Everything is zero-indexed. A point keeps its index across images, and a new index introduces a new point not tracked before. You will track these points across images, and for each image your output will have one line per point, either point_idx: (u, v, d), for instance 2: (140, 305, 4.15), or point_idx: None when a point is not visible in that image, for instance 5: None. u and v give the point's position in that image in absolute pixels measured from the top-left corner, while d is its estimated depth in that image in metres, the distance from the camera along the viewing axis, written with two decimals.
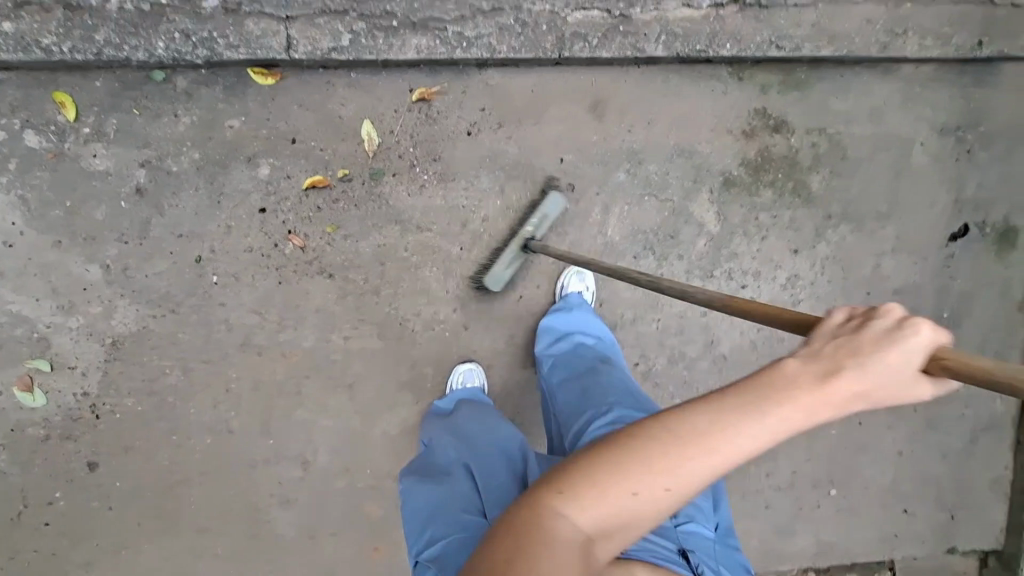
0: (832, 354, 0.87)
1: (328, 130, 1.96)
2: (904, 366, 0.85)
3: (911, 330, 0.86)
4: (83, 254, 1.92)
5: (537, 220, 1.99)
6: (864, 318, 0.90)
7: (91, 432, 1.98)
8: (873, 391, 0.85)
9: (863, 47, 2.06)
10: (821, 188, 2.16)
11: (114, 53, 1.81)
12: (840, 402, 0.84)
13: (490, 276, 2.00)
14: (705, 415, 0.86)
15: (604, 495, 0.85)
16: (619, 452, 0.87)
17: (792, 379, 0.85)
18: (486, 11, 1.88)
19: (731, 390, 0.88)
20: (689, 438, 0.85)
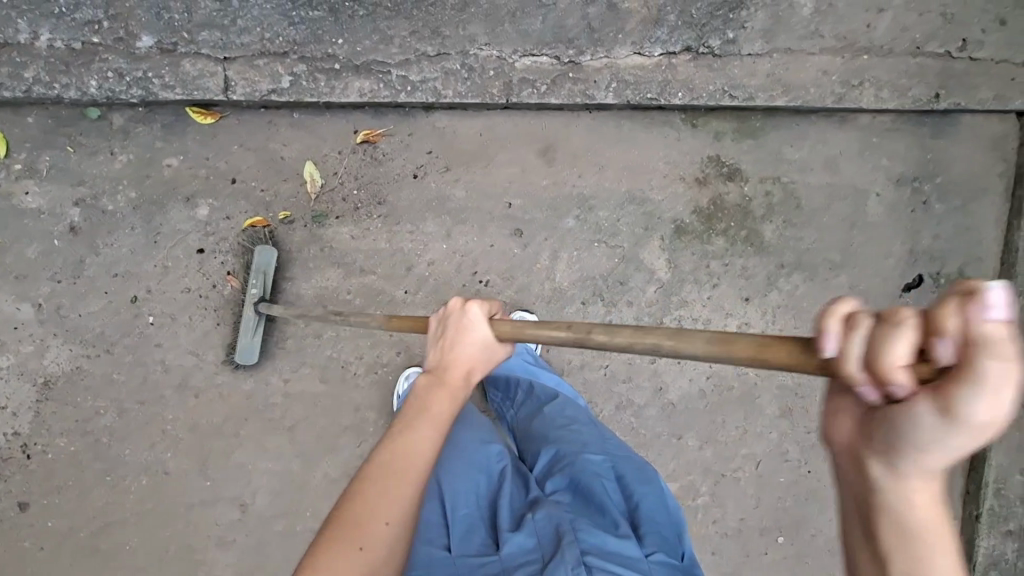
0: (438, 360, 1.34)
1: (268, 170, 1.92)
2: (478, 344, 1.31)
3: (466, 310, 1.31)
4: (15, 292, 1.88)
5: (255, 280, 1.87)
6: (439, 324, 1.37)
7: (21, 471, 1.93)
8: (470, 367, 1.33)
9: (818, 97, 2.03)
10: (775, 237, 2.13)
11: (43, 91, 1.78)
12: (463, 377, 1.32)
13: (239, 350, 1.91)
14: (389, 452, 1.19)
15: (340, 561, 1.04)
16: (338, 524, 1.09)
17: (426, 391, 1.30)
18: (432, 55, 1.86)
19: (393, 431, 1.24)
20: (378, 469, 1.16)
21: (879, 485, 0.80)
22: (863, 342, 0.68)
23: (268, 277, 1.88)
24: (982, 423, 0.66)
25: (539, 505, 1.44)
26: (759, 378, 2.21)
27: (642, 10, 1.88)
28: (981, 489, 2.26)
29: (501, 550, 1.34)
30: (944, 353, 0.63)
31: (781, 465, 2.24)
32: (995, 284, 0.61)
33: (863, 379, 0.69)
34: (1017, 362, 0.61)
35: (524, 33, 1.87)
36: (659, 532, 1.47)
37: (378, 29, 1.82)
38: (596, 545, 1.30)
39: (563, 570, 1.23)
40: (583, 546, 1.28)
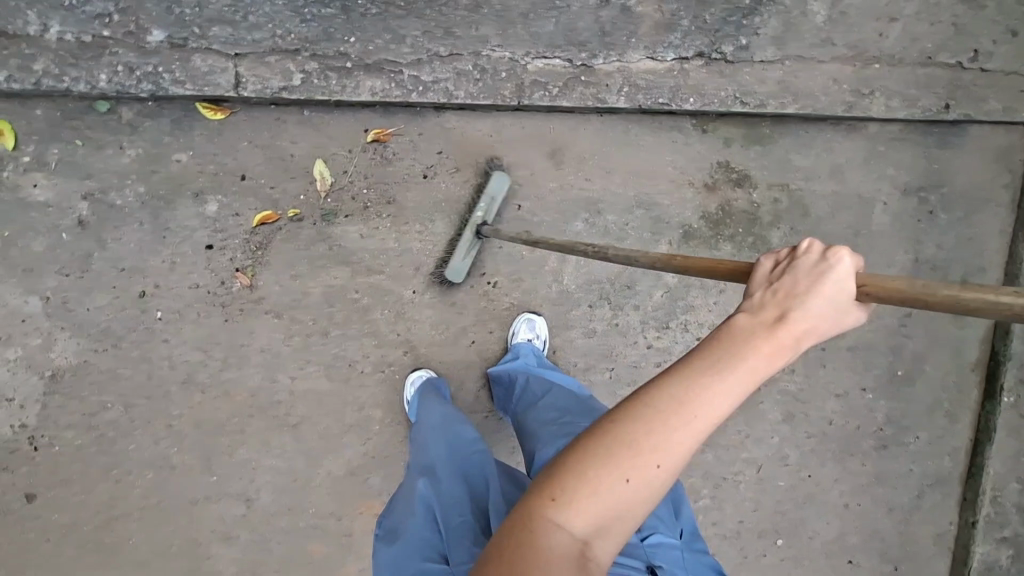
0: (773, 299, 0.93)
1: (277, 168, 1.91)
2: (830, 300, 0.93)
3: (832, 258, 0.94)
4: (21, 286, 1.87)
5: (484, 203, 1.94)
6: (791, 257, 0.97)
7: (27, 464, 1.93)
8: (812, 330, 0.91)
9: (828, 105, 2.03)
10: (782, 244, 2.13)
11: (51, 84, 1.75)
12: (794, 343, 0.90)
13: (451, 267, 1.96)
14: (684, 388, 0.86)
15: (604, 488, 0.84)
16: (607, 444, 0.86)
17: (748, 334, 0.90)
18: (444, 55, 1.85)
19: (693, 360, 0.89)
20: (663, 404, 0.86)
21: None
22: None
23: (496, 202, 1.95)
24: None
25: None
26: (762, 384, 2.22)
27: (655, 14, 1.88)
28: (978, 496, 2.29)
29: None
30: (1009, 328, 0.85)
31: (781, 469, 2.26)
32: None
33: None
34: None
35: (536, 35, 1.86)
36: (655, 513, 1.47)
37: (389, 28, 1.81)
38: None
39: None
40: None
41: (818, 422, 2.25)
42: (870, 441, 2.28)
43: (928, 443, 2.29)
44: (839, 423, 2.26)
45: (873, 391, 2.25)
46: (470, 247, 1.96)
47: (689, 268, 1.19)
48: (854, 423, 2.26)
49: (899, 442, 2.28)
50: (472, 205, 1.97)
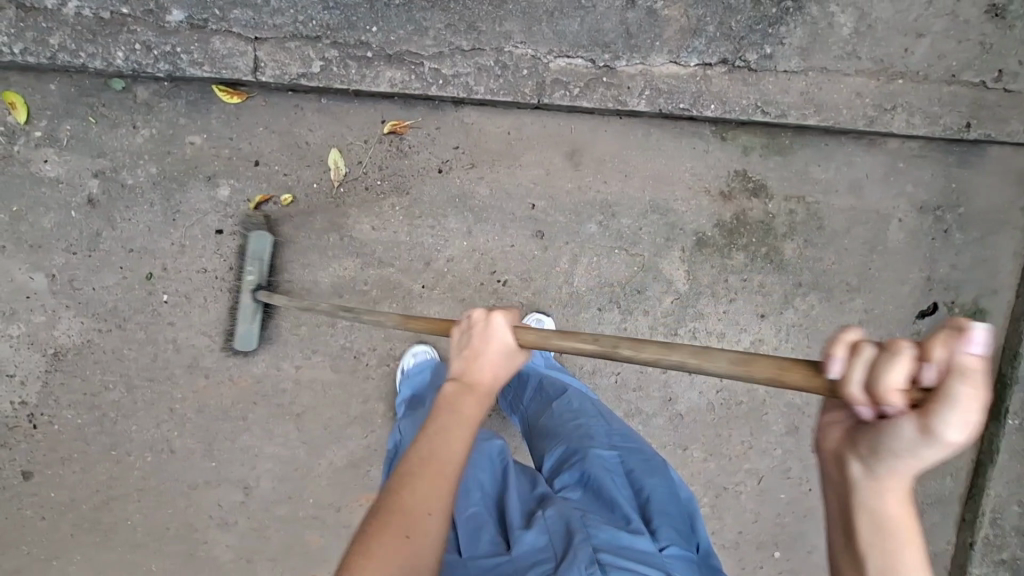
0: (463, 363, 1.24)
1: (292, 155, 1.90)
2: (504, 350, 1.24)
3: (490, 320, 1.24)
4: (28, 261, 1.85)
5: (251, 267, 1.86)
6: (466, 327, 1.27)
7: (26, 441, 1.91)
8: (497, 374, 1.23)
9: (850, 119, 2.01)
10: (795, 256, 2.12)
11: (68, 59, 1.72)
12: (488, 386, 1.22)
13: (239, 335, 1.90)
14: (421, 454, 1.11)
15: (382, 554, 0.99)
16: (380, 519, 1.03)
17: (453, 396, 1.20)
18: (466, 50, 1.82)
19: (425, 432, 1.15)
20: (412, 468, 1.10)
21: (857, 483, 0.90)
22: (862, 368, 0.80)
23: (264, 263, 1.87)
24: (953, 442, 0.76)
25: (548, 503, 1.47)
26: (768, 395, 2.22)
27: (681, 18, 1.87)
28: (978, 517, 2.28)
29: (513, 550, 1.35)
30: (930, 377, 0.75)
31: (782, 481, 2.25)
32: (978, 326, 0.73)
33: (862, 401, 0.80)
34: (983, 391, 0.73)
35: (560, 34, 1.84)
36: (671, 524, 1.48)
37: (413, 19, 1.79)
38: (608, 541, 1.32)
39: (576, 570, 1.22)
40: (595, 543, 1.29)
41: None
42: None
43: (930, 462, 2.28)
44: None
45: None
46: (252, 311, 1.90)
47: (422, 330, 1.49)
48: None
49: None
50: (240, 270, 1.89)
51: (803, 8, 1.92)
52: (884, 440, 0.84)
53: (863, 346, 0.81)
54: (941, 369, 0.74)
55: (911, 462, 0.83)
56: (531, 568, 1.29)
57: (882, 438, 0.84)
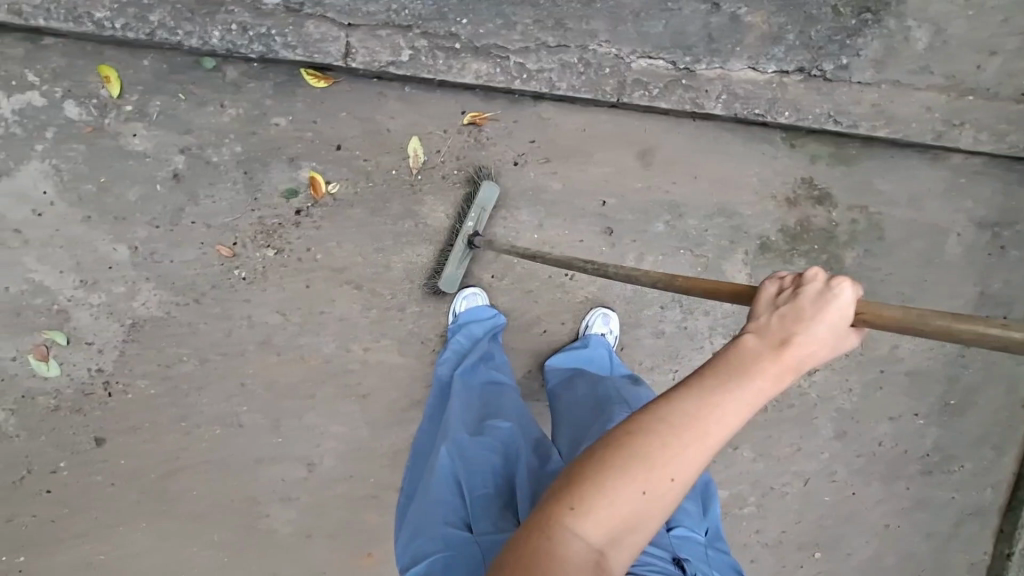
0: (775, 325, 0.97)
1: (373, 141, 1.93)
2: (837, 325, 0.97)
3: (838, 286, 0.97)
4: (112, 233, 1.90)
5: (474, 214, 1.93)
6: (796, 281, 1.01)
7: (100, 408, 1.97)
8: (812, 356, 0.96)
9: (918, 133, 2.04)
10: (854, 265, 2.16)
11: (166, 36, 1.76)
12: (797, 366, 0.95)
13: (444, 277, 1.95)
14: (697, 405, 0.92)
15: (618, 499, 0.88)
16: (621, 456, 0.91)
17: (753, 356, 0.95)
18: (552, 46, 1.85)
19: (704, 379, 0.95)
20: (675, 421, 0.91)
21: None
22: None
23: (486, 213, 1.94)
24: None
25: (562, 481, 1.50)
26: (819, 400, 2.26)
27: (763, 25, 1.90)
28: (1015, 529, 2.32)
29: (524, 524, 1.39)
30: None
31: (826, 484, 2.29)
32: None
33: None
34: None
35: (644, 34, 1.87)
36: (683, 507, 1.52)
37: (502, 14, 1.82)
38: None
39: None
40: None
41: (868, 442, 2.29)
42: (916, 465, 2.31)
43: (972, 474, 2.31)
44: (887, 445, 2.29)
45: (924, 417, 2.28)
46: (463, 256, 1.96)
47: (693, 289, 1.28)
48: (902, 447, 2.29)
49: (944, 469, 2.31)
50: (463, 215, 1.95)
51: (881, 21, 1.94)
52: None
53: None
54: None
55: None
56: None
57: None
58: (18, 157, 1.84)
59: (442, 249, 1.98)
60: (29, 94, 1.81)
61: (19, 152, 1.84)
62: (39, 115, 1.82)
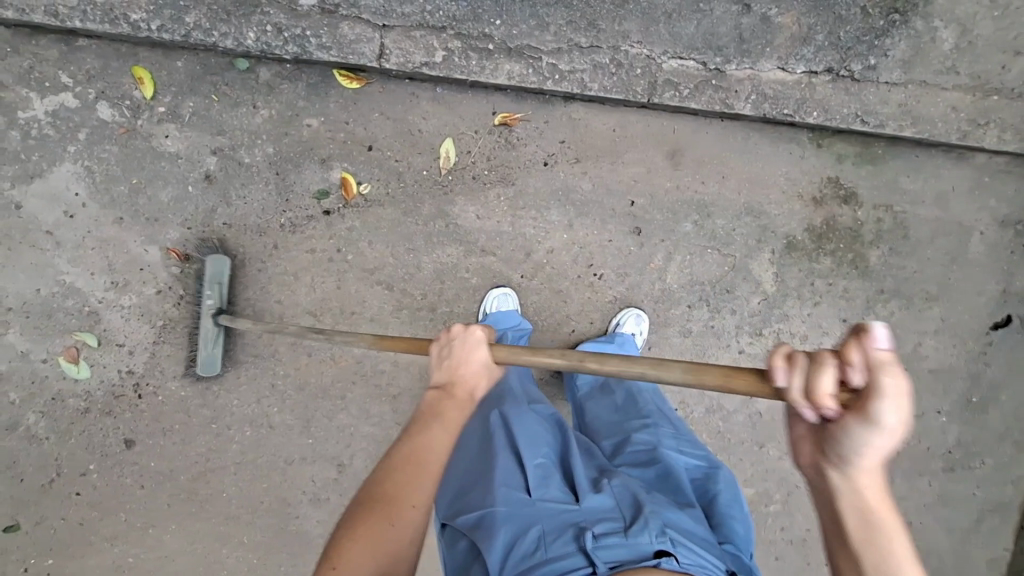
0: (447, 370, 1.28)
1: (405, 142, 1.94)
2: (485, 361, 1.29)
3: (470, 333, 1.29)
4: (144, 234, 1.89)
5: (210, 291, 1.85)
6: (446, 339, 1.31)
7: (130, 410, 1.95)
8: (478, 385, 1.28)
9: (944, 132, 2.07)
10: (879, 263, 2.18)
11: (201, 37, 1.77)
12: (471, 389, 1.26)
13: (200, 361, 1.89)
14: (409, 448, 1.15)
15: (371, 540, 1.02)
16: (365, 507, 1.07)
17: (436, 402, 1.23)
18: (584, 47, 1.87)
19: (411, 430, 1.18)
20: (400, 464, 1.13)
21: (835, 485, 0.98)
22: (798, 377, 0.89)
23: (223, 287, 1.87)
24: (890, 426, 0.87)
25: (613, 475, 1.47)
26: None
27: (793, 26, 1.91)
28: None
29: (581, 504, 1.35)
30: (856, 380, 0.86)
31: None
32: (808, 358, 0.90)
33: (802, 404, 0.89)
34: (902, 385, 0.84)
35: (675, 36, 1.88)
36: (733, 525, 1.48)
37: (535, 14, 1.83)
38: (675, 519, 1.32)
39: (646, 535, 1.21)
40: (664, 519, 1.29)
41: None
42: (939, 462, 2.32)
43: (994, 470, 2.33)
44: (911, 442, 2.30)
45: (948, 414, 2.30)
46: (214, 335, 1.89)
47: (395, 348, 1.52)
48: (926, 444, 2.31)
49: (967, 466, 2.32)
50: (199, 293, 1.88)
51: (909, 21, 1.96)
52: (839, 440, 0.93)
53: (798, 358, 0.90)
54: (864, 373, 0.85)
55: (869, 454, 0.92)
56: (599, 521, 1.28)
57: (836, 439, 0.94)
58: (52, 158, 1.84)
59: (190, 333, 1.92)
60: (64, 96, 1.82)
61: (53, 154, 1.84)
62: (73, 116, 1.83)
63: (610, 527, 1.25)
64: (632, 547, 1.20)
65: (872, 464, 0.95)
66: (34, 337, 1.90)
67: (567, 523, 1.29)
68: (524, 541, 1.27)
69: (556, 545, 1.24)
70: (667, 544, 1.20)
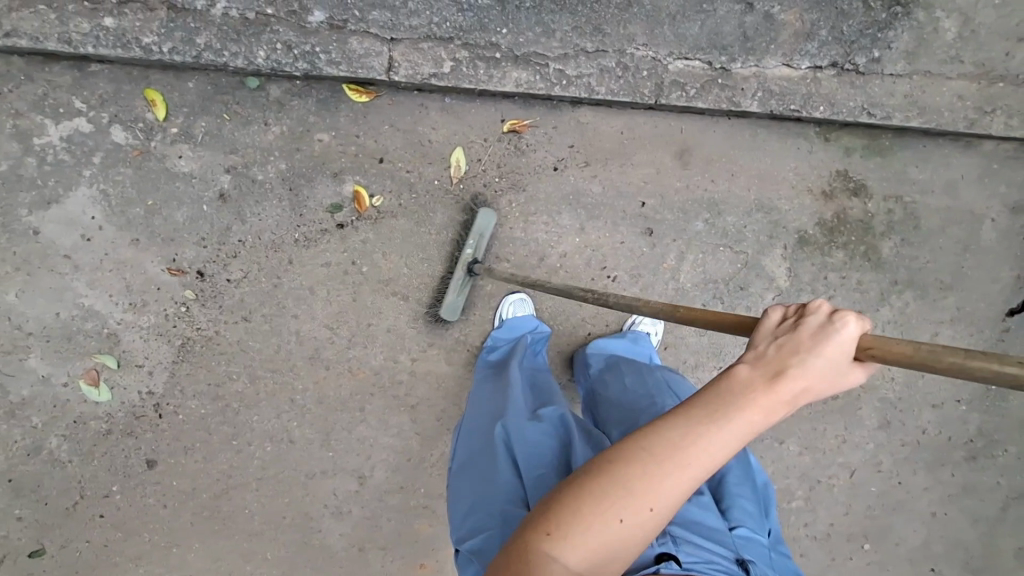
0: (768, 358, 0.98)
1: (416, 153, 1.95)
2: (838, 359, 0.96)
3: (840, 318, 0.97)
4: (160, 254, 1.90)
5: (472, 242, 1.94)
6: (800, 313, 1.01)
7: (152, 430, 1.96)
8: (809, 389, 0.96)
9: (951, 121, 2.07)
10: (892, 254, 2.18)
11: (212, 57, 1.79)
12: (788, 398, 0.94)
13: (445, 305, 1.95)
14: (686, 432, 0.93)
15: (602, 523, 0.89)
16: (603, 479, 0.92)
17: (742, 387, 0.95)
18: (590, 51, 1.88)
19: (697, 407, 0.95)
20: (661, 450, 0.92)
21: None
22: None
23: (484, 240, 1.95)
24: None
25: None
26: (863, 390, 2.26)
27: (797, 23, 1.93)
28: None
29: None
30: None
31: (873, 475, 2.30)
32: None
33: None
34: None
35: (681, 37, 1.90)
36: (742, 506, 1.51)
37: (541, 21, 1.84)
38: (679, 514, 1.34)
39: (648, 540, 1.24)
40: (666, 516, 1.32)
41: (912, 430, 2.29)
42: (961, 452, 2.31)
43: (1017, 458, 2.31)
44: (932, 433, 2.29)
45: (967, 403, 2.29)
46: (463, 283, 1.96)
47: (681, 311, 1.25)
48: (946, 434, 2.29)
49: (988, 455, 2.31)
50: (461, 242, 1.97)
51: (911, 13, 1.97)
52: None
53: None
54: None
55: None
56: None
57: None
58: (68, 183, 1.86)
59: (440, 278, 1.98)
60: (78, 121, 1.84)
61: (68, 178, 1.86)
62: (87, 140, 1.85)
63: None
64: (634, 554, 1.23)
65: None
66: (53, 361, 1.92)
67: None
68: None
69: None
70: (668, 547, 1.23)
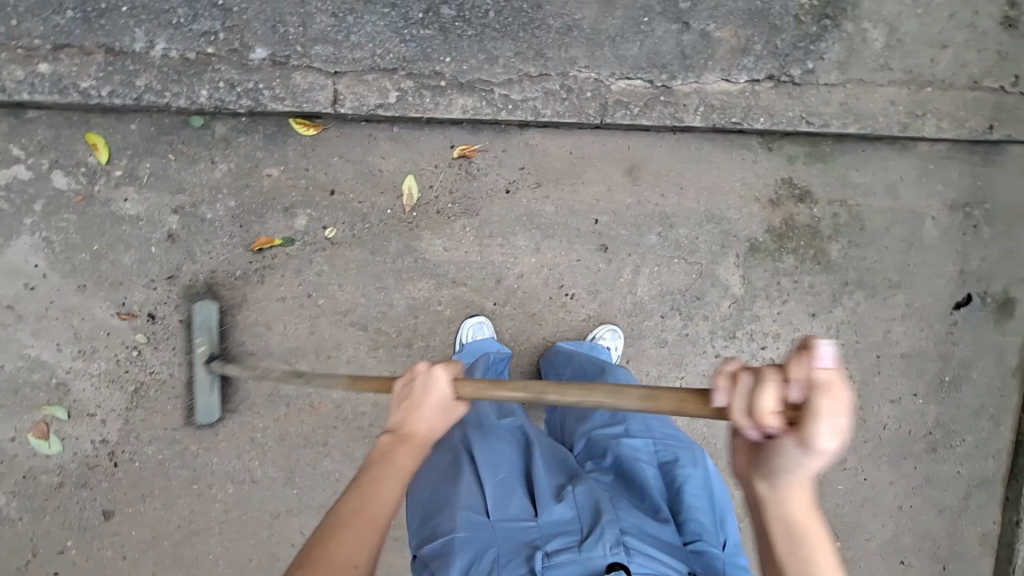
0: (400, 420, 1.19)
1: (367, 183, 1.95)
2: (444, 400, 1.18)
3: (432, 372, 1.18)
4: (108, 299, 1.86)
5: (199, 339, 1.85)
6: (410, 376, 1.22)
7: (107, 480, 1.90)
8: (436, 427, 1.18)
9: (886, 126, 2.15)
10: (840, 257, 2.24)
11: (153, 99, 1.77)
12: (423, 439, 1.17)
13: (198, 409, 1.88)
14: (353, 503, 1.08)
15: None
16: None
17: (387, 450, 1.16)
18: (533, 76, 1.91)
19: (358, 483, 1.12)
20: (341, 523, 1.06)
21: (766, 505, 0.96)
22: (741, 396, 0.85)
23: (213, 333, 1.86)
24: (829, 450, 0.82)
25: (579, 480, 1.45)
26: None
27: (731, 39, 1.99)
28: (1020, 496, 2.39)
29: (539, 517, 1.34)
30: (797, 396, 0.81)
31: (838, 473, 2.34)
32: (824, 342, 0.81)
33: (745, 424, 0.85)
34: (843, 399, 0.79)
35: (620, 57, 1.94)
36: (699, 518, 1.50)
37: (484, 49, 1.87)
38: (634, 525, 1.34)
39: (601, 548, 1.24)
40: (621, 525, 1.31)
41: (873, 426, 2.34)
42: (921, 444, 2.36)
43: (974, 446, 2.38)
44: (892, 428, 2.35)
45: (924, 396, 2.35)
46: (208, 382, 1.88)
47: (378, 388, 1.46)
48: (906, 428, 2.35)
49: (947, 445, 2.37)
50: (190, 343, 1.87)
51: (840, 25, 2.06)
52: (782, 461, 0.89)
53: (742, 375, 0.86)
54: (806, 387, 0.80)
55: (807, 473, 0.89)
56: (556, 536, 1.29)
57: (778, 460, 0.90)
58: (9, 233, 1.83)
59: (184, 385, 1.90)
60: (16, 168, 1.81)
61: (9, 228, 1.82)
62: (27, 188, 1.82)
63: (565, 542, 1.27)
64: (586, 563, 1.23)
65: (804, 484, 0.94)
66: None
67: (521, 541, 1.30)
68: (480, 564, 1.27)
69: (510, 569, 1.25)
70: (620, 556, 1.23)
